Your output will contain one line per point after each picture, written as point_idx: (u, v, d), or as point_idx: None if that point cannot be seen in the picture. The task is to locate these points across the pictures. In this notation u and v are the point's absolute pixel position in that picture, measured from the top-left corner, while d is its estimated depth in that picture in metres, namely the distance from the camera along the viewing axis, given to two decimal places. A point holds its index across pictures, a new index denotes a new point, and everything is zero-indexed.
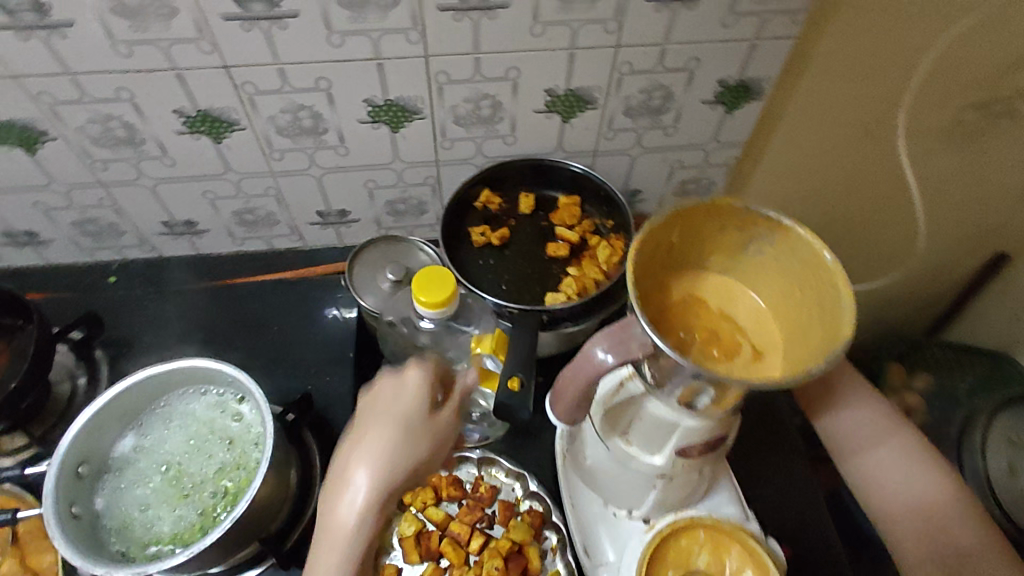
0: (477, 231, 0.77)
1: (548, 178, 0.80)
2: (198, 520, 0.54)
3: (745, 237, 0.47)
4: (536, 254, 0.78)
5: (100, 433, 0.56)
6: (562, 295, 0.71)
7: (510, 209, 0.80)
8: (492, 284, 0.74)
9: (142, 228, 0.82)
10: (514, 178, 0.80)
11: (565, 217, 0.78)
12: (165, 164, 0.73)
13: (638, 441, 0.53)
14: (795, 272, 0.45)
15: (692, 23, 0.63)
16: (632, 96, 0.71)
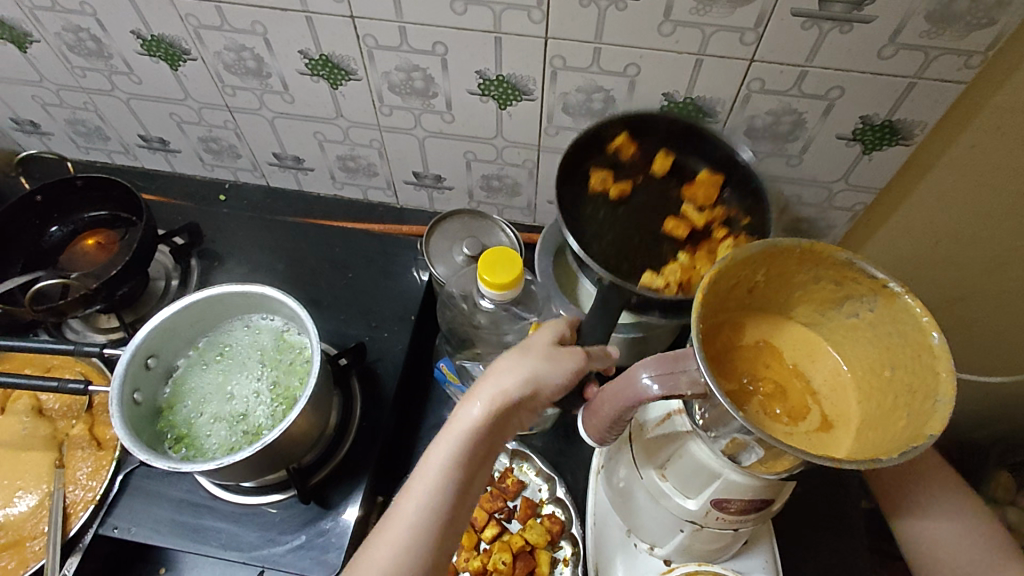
0: (598, 173, 0.61)
1: (699, 139, 0.62)
2: (238, 436, 0.58)
3: (842, 292, 0.41)
4: (650, 225, 0.61)
5: (173, 335, 0.60)
6: (662, 279, 0.56)
7: (643, 165, 0.63)
8: (587, 238, 0.59)
9: (257, 156, 0.87)
10: (659, 130, 0.63)
11: (698, 195, 0.61)
12: (284, 99, 0.77)
13: (674, 479, 0.49)
14: (891, 345, 0.40)
15: (840, 47, 0.57)
16: (757, 115, 0.65)
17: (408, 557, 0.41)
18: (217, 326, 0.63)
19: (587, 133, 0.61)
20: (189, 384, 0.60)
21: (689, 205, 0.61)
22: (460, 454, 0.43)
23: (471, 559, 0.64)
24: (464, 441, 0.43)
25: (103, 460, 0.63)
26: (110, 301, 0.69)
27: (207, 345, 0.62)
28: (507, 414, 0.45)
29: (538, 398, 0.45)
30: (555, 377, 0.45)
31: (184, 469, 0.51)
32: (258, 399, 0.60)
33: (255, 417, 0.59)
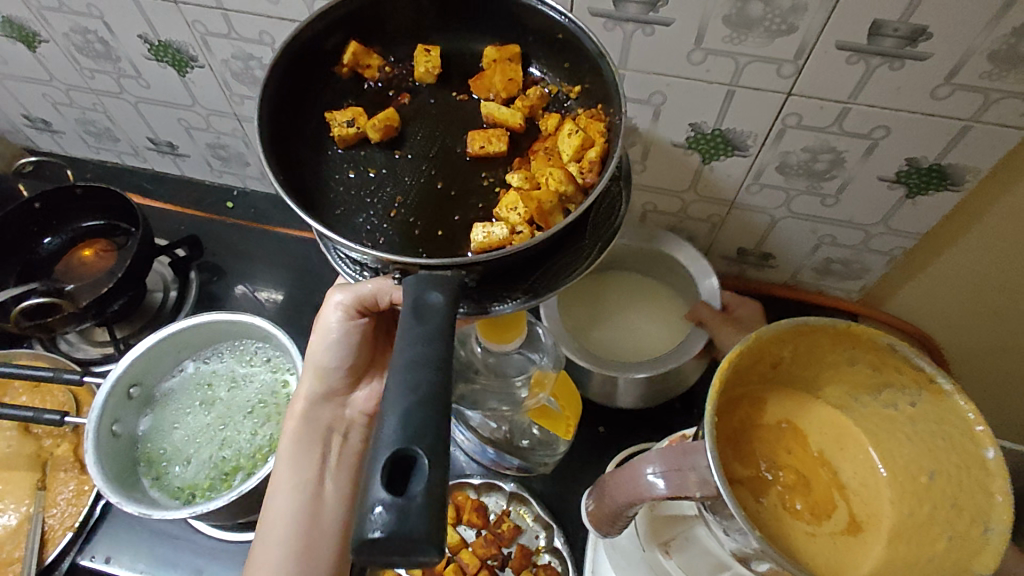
0: (340, 118, 0.47)
1: (460, 14, 0.49)
2: (217, 477, 0.55)
3: (881, 379, 0.37)
4: (450, 153, 0.47)
5: (159, 362, 0.58)
6: (502, 226, 0.42)
7: (401, 75, 0.51)
8: (375, 212, 0.45)
9: (266, 165, 0.84)
10: (385, 26, 0.50)
11: (498, 83, 0.48)
12: None
13: (679, 558, 0.44)
14: (933, 445, 0.35)
15: (890, 85, 0.52)
16: (791, 152, 0.60)
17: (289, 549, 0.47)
18: (204, 352, 0.61)
19: (295, 60, 0.46)
20: (171, 412, 0.58)
21: (491, 98, 0.49)
22: (289, 454, 0.50)
23: None
24: (292, 448, 0.50)
25: (85, 484, 0.60)
26: (103, 315, 0.67)
27: (192, 371, 0.60)
28: (322, 408, 0.52)
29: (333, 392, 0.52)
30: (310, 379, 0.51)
31: (152, 517, 0.48)
32: (243, 434, 0.57)
33: (235, 456, 0.56)
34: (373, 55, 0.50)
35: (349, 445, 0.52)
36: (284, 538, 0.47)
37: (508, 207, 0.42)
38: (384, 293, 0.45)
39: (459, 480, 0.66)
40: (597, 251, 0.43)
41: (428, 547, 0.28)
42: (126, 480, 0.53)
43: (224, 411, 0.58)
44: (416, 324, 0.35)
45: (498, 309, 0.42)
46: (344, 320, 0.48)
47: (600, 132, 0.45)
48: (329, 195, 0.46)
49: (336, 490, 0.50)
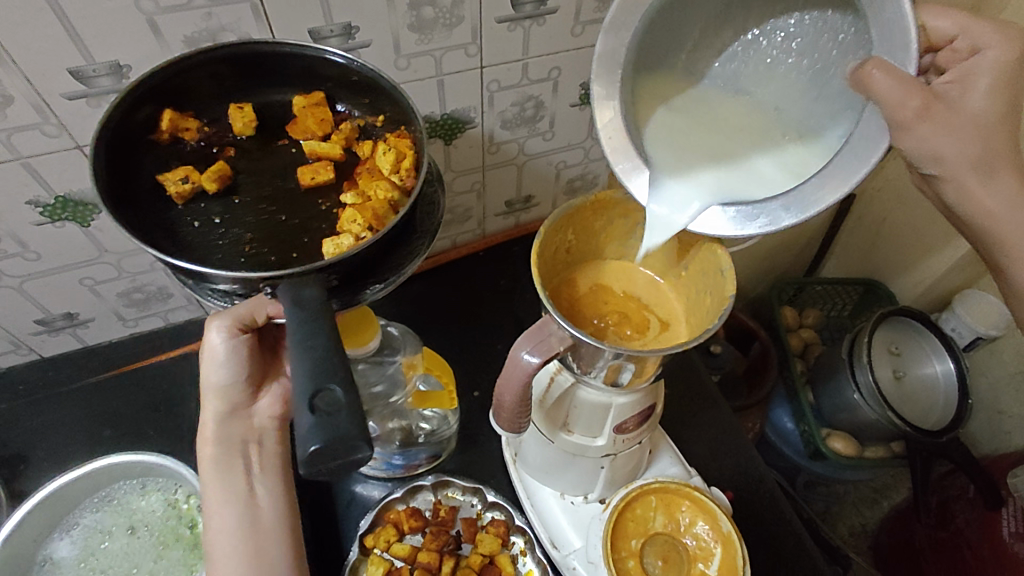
0: (173, 177, 0.55)
1: (267, 72, 0.60)
2: None
3: (631, 222, 0.51)
4: (286, 190, 0.59)
5: (16, 561, 0.57)
6: (348, 236, 0.53)
7: (218, 131, 0.61)
8: (230, 247, 0.55)
9: (15, 332, 0.75)
10: (203, 91, 0.59)
11: (313, 125, 0.60)
12: (28, 259, 0.67)
13: (579, 427, 0.55)
14: (672, 243, 0.50)
15: (544, 36, 0.68)
16: (505, 110, 0.74)
17: (237, 556, 0.52)
18: (64, 529, 0.60)
19: (117, 134, 0.54)
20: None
21: (312, 138, 0.60)
22: (215, 469, 0.55)
23: None
24: (215, 471, 0.55)
25: None
26: None
27: (54, 552, 0.59)
28: (232, 423, 0.58)
29: (238, 403, 0.58)
30: (213, 397, 0.57)
31: None
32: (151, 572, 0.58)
33: None
34: (188, 119, 0.59)
35: (268, 447, 0.58)
36: (234, 548, 0.52)
37: (349, 221, 0.54)
38: (259, 310, 0.53)
39: (383, 501, 0.69)
40: (426, 243, 0.54)
41: (356, 443, 0.40)
42: None
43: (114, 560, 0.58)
44: (298, 314, 0.44)
45: (366, 295, 0.51)
46: (228, 338, 0.54)
47: (409, 146, 0.58)
48: (184, 241, 0.55)
49: (269, 493, 0.56)
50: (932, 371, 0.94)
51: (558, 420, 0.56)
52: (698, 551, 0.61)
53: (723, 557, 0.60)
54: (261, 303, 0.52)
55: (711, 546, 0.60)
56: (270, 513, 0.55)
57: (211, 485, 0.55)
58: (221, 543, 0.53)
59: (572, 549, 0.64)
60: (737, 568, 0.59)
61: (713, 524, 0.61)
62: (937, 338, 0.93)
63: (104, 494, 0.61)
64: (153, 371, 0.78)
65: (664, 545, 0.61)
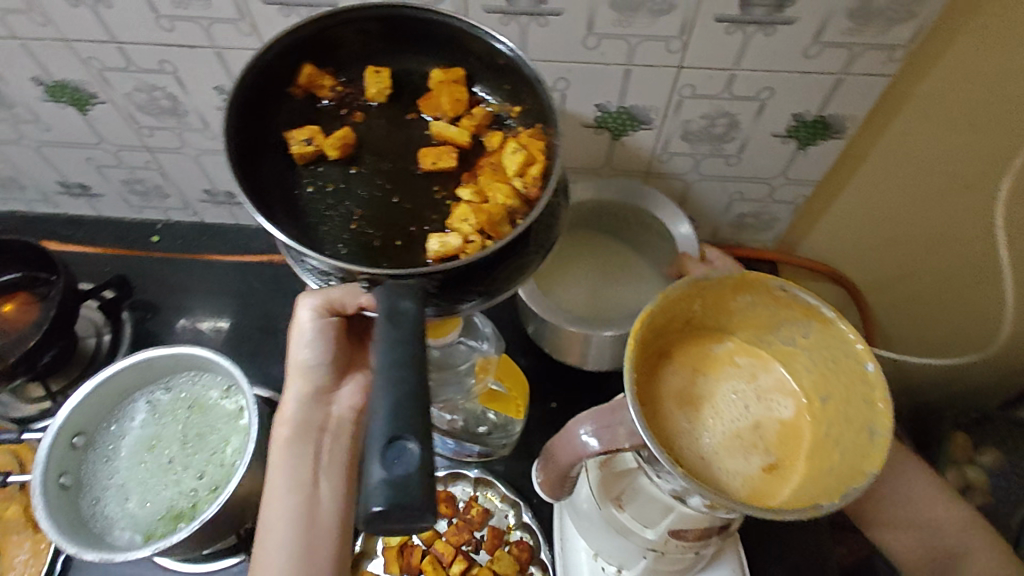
0: (298, 137, 0.54)
1: (411, 38, 0.57)
2: (174, 509, 0.57)
3: (776, 315, 0.41)
4: (403, 167, 0.55)
5: (102, 406, 0.61)
6: (456, 236, 0.49)
7: (353, 95, 0.58)
8: (337, 221, 0.52)
9: (187, 194, 0.84)
10: (345, 49, 0.57)
11: (445, 104, 0.56)
12: (207, 136, 0.74)
13: (632, 510, 0.48)
14: (830, 359, 0.39)
15: (765, 49, 0.56)
16: (691, 120, 0.64)
17: (282, 551, 0.47)
18: (149, 397, 0.63)
19: (256, 87, 0.54)
20: (123, 457, 0.60)
21: (442, 119, 0.57)
22: (281, 450, 0.51)
23: None
24: (283, 452, 0.51)
25: (41, 543, 0.61)
26: (34, 368, 0.66)
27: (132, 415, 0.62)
28: (312, 405, 0.53)
29: (319, 386, 0.53)
30: (294, 374, 0.53)
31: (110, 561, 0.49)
32: (196, 474, 0.59)
33: (190, 484, 0.58)
34: (325, 76, 0.57)
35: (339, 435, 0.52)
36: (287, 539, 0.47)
37: (460, 220, 0.50)
38: (351, 300, 0.50)
39: None
40: (537, 260, 0.50)
41: (423, 512, 0.35)
42: (80, 530, 0.54)
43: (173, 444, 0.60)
44: (390, 327, 0.41)
45: (463, 307, 0.48)
46: (315, 316, 0.51)
47: (540, 148, 0.52)
48: (295, 205, 0.53)
49: (332, 491, 0.50)
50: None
51: (614, 492, 0.49)
52: None
53: None
54: (345, 293, 0.48)
55: None
56: (323, 513, 0.49)
57: (275, 466, 0.50)
58: (273, 535, 0.47)
59: None
60: None
61: None
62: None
63: (187, 378, 0.63)
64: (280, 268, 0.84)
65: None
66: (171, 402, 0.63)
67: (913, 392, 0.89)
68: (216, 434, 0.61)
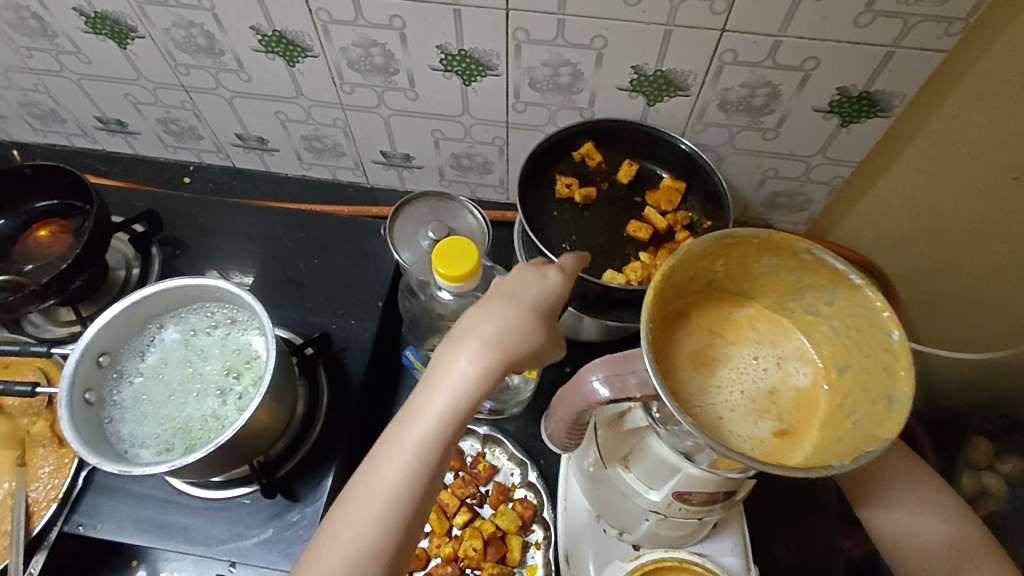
0: (564, 181, 0.73)
1: (661, 153, 0.73)
2: (192, 435, 0.59)
3: (802, 281, 0.40)
4: (615, 226, 0.74)
5: (127, 330, 0.62)
6: (622, 277, 0.67)
7: (608, 171, 0.75)
8: (562, 238, 0.72)
9: (220, 137, 0.85)
10: (619, 144, 0.74)
11: (661, 201, 0.72)
12: (240, 78, 0.74)
13: (638, 471, 0.48)
14: (855, 329, 0.38)
15: (813, 15, 0.54)
16: (730, 88, 0.63)
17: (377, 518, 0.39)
18: (171, 329, 0.64)
19: (550, 144, 0.72)
20: (143, 382, 0.62)
21: (655, 209, 0.73)
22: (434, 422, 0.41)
23: (443, 545, 0.64)
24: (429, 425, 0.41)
25: (64, 458, 0.64)
26: (66, 293, 0.68)
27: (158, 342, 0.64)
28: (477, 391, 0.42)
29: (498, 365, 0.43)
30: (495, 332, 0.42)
31: (128, 473, 0.51)
32: (215, 404, 0.61)
33: (209, 413, 0.60)
34: (598, 152, 0.73)
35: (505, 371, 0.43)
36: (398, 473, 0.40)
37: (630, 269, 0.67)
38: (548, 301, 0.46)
39: None
40: None
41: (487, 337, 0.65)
42: (100, 443, 0.56)
43: (196, 374, 0.62)
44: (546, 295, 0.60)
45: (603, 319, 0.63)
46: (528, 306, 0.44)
47: None
48: (544, 215, 0.73)
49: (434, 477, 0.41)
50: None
51: (620, 453, 0.49)
52: None
53: None
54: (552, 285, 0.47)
55: None
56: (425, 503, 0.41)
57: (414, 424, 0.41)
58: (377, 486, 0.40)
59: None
60: None
61: None
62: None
63: (212, 308, 0.65)
64: None
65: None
66: (199, 333, 0.64)
67: (937, 390, 0.87)
68: (239, 366, 0.63)
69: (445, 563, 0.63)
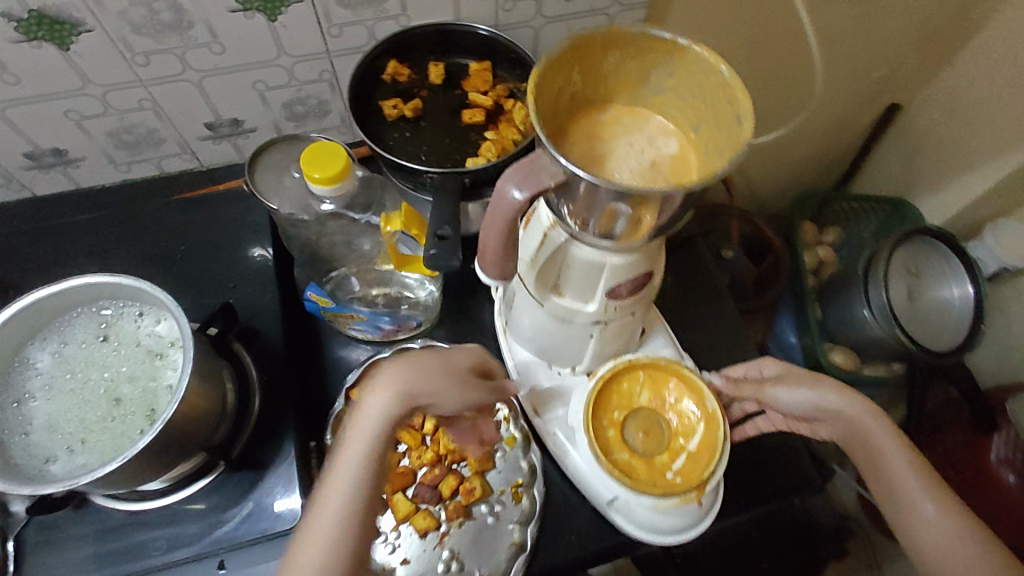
0: (389, 104, 0.77)
1: (456, 45, 0.79)
2: (117, 433, 0.61)
3: (644, 67, 0.47)
4: (451, 123, 0.79)
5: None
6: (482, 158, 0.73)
7: (421, 78, 0.80)
8: (413, 152, 0.77)
9: (7, 164, 0.75)
10: (417, 48, 0.78)
11: (477, 84, 0.79)
12: (6, 81, 0.65)
13: (571, 292, 0.54)
14: (697, 86, 0.45)
15: None
16: None
17: None
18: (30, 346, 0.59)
19: (361, 73, 0.75)
20: (42, 397, 0.62)
21: (476, 92, 0.80)
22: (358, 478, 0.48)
23: (424, 454, 0.70)
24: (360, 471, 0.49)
25: None
26: None
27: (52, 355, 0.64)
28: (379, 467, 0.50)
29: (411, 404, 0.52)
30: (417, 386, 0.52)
31: (50, 492, 0.50)
32: (131, 400, 0.62)
33: (128, 411, 0.61)
34: (404, 67, 0.78)
35: (357, 463, 0.49)
36: (341, 493, 0.48)
37: (485, 149, 0.74)
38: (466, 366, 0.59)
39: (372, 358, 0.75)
40: None
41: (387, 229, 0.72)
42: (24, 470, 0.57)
43: (101, 377, 0.63)
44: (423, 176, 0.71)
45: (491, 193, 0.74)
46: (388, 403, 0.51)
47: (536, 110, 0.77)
48: (388, 141, 0.76)
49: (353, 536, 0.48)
50: (948, 293, 1.14)
51: (551, 282, 0.55)
52: (658, 462, 0.62)
53: (704, 433, 0.63)
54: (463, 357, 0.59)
55: (695, 423, 0.63)
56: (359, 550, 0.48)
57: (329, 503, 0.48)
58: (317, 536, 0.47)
59: (556, 416, 0.67)
60: (715, 445, 0.62)
61: (699, 402, 0.64)
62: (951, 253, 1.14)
63: (103, 306, 0.66)
64: (144, 219, 0.78)
65: (607, 427, 0.63)
66: (93, 336, 0.65)
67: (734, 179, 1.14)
68: (146, 360, 0.64)
69: (432, 467, 0.70)
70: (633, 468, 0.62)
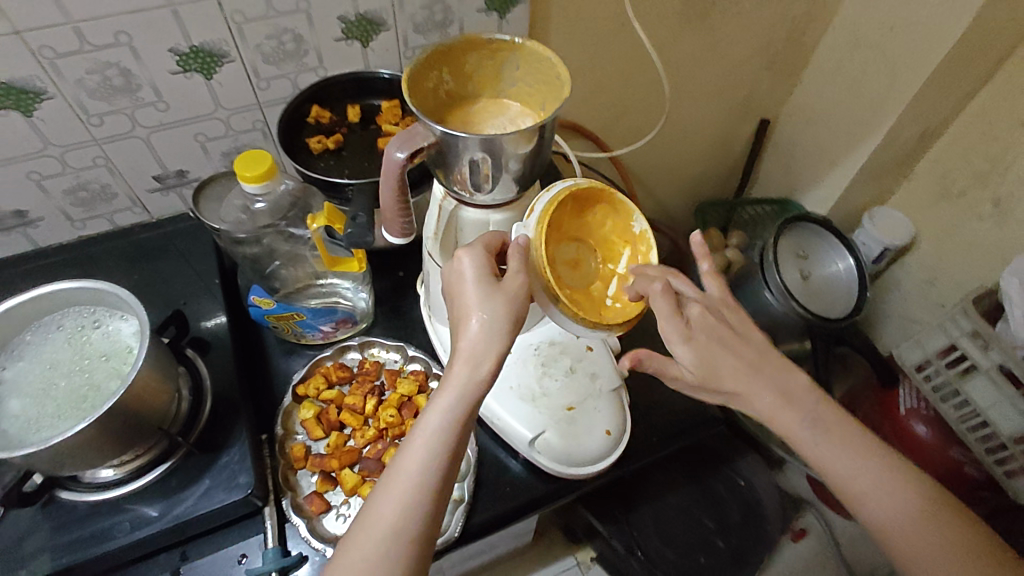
0: (314, 139, 0.88)
1: (369, 89, 0.94)
2: (77, 412, 0.61)
3: (503, 54, 0.61)
4: (370, 152, 0.91)
5: (5, 331, 0.66)
6: None
7: (341, 120, 0.93)
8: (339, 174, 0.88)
9: (135, 187, 0.92)
10: (334, 96, 0.92)
11: (389, 116, 0.91)
12: (158, 108, 0.83)
13: None
14: (538, 82, 0.61)
15: None
16: None
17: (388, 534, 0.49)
18: (61, 314, 0.69)
19: (288, 119, 0.88)
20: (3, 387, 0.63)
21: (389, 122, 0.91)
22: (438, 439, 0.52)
23: None
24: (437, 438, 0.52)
25: None
26: None
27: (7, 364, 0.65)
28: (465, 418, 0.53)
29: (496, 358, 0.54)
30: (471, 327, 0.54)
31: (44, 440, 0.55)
32: (79, 385, 0.63)
33: (71, 398, 0.62)
34: (324, 110, 0.91)
35: (449, 407, 0.52)
36: (416, 468, 0.51)
37: None
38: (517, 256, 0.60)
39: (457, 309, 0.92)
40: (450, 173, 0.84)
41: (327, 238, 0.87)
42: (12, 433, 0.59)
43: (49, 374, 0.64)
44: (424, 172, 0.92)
45: None
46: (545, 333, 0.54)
47: None
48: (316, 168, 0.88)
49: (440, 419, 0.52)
50: (835, 267, 1.32)
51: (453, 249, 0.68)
52: (594, 289, 0.65)
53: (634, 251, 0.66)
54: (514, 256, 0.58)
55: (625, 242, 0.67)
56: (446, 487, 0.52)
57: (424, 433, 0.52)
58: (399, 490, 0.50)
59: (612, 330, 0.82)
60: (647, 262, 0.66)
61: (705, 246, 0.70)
62: (833, 237, 1.32)
63: (52, 320, 0.68)
64: None
65: (584, 245, 0.66)
66: (44, 340, 0.67)
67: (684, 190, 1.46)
68: (103, 351, 0.66)
69: None
70: (579, 298, 0.63)
